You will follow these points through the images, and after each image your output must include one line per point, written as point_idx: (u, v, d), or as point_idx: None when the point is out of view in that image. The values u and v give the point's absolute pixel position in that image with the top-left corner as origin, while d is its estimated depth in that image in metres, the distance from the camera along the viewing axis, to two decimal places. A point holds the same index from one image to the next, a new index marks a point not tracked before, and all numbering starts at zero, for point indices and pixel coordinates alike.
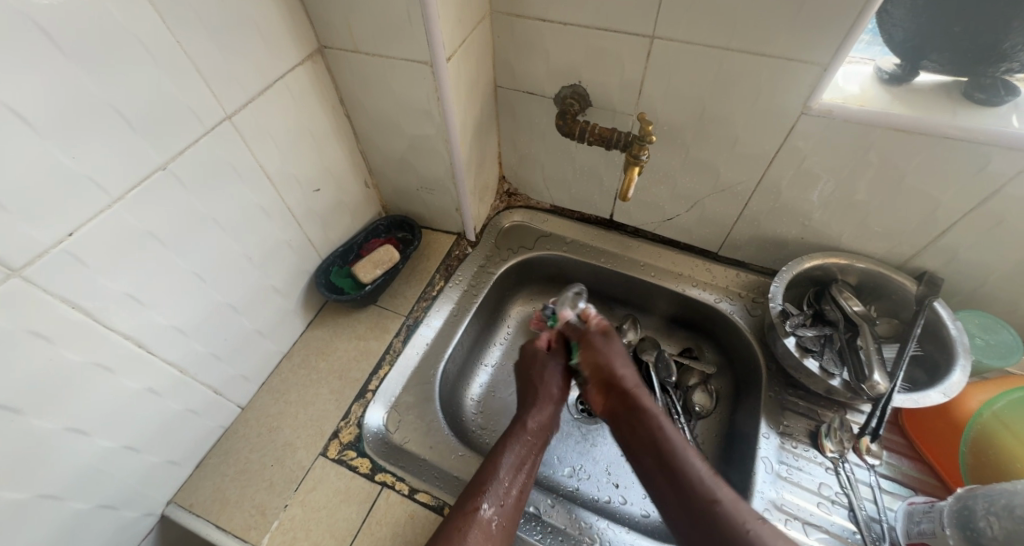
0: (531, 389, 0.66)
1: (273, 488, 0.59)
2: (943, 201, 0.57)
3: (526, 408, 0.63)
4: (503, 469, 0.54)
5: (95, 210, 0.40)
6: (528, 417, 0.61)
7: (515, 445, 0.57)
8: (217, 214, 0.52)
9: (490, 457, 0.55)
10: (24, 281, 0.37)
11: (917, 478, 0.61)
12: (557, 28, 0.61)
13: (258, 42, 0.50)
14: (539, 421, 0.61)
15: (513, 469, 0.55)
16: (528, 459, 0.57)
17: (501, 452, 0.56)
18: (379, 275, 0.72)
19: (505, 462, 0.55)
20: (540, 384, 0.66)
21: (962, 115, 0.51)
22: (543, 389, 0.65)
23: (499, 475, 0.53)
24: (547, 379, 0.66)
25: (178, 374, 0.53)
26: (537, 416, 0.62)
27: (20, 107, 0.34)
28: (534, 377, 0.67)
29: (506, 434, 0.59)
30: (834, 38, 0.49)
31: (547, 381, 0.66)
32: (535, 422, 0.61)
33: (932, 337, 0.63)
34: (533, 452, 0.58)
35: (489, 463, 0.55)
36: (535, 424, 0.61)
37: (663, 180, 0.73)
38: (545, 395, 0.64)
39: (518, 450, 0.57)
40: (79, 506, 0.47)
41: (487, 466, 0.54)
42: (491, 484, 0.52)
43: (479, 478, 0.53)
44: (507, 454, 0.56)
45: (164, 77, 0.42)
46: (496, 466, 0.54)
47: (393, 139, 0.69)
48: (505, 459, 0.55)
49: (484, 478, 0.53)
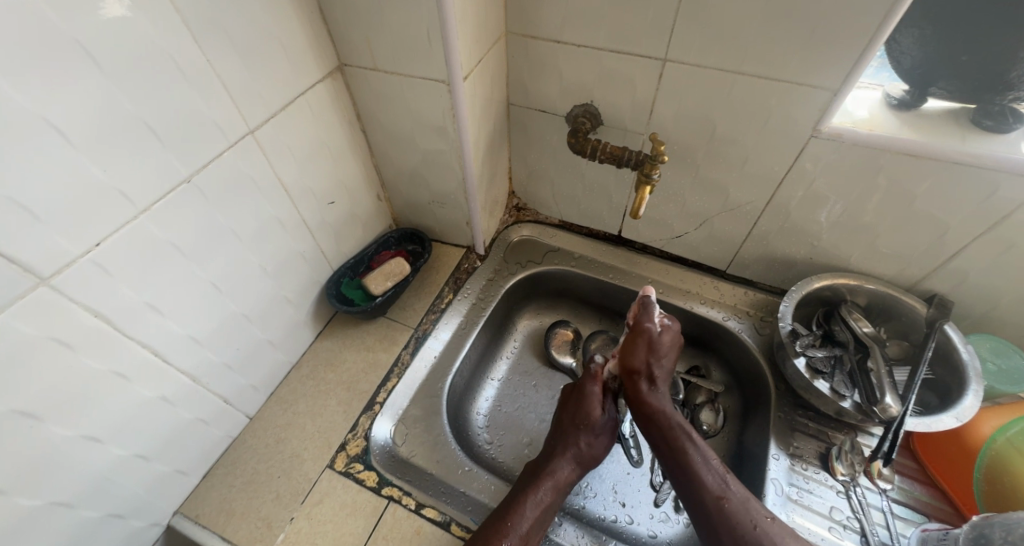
0: (574, 435, 0.63)
1: (279, 500, 0.58)
2: (952, 225, 0.57)
3: (563, 457, 0.62)
4: (529, 522, 0.54)
5: (121, 220, 0.41)
6: (563, 469, 0.60)
7: (540, 489, 0.57)
8: (236, 226, 0.53)
9: (515, 503, 0.55)
10: (51, 289, 0.38)
11: (930, 504, 0.60)
12: (570, 49, 0.63)
13: (282, 60, 0.52)
14: (569, 475, 0.61)
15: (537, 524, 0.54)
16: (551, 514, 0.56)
17: (531, 504, 0.55)
18: (390, 287, 0.73)
19: (529, 506, 0.55)
20: (584, 434, 0.63)
21: (970, 141, 0.52)
22: (585, 443, 0.63)
23: (521, 519, 0.54)
24: (592, 433, 0.64)
25: (191, 383, 0.53)
26: (570, 471, 0.61)
27: (58, 121, 0.35)
28: (579, 422, 0.64)
29: (541, 482, 0.58)
30: (844, 65, 0.50)
31: (592, 434, 0.63)
32: (568, 477, 0.60)
33: (943, 359, 0.63)
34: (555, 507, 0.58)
35: (513, 506, 0.54)
36: (566, 478, 0.60)
37: (673, 198, 0.74)
38: (582, 448, 0.63)
39: (545, 506, 0.56)
40: (90, 515, 0.47)
41: (509, 511, 0.54)
42: (513, 533, 0.52)
43: (500, 521, 0.53)
44: (532, 505, 0.55)
45: (195, 94, 0.44)
46: (521, 516, 0.54)
47: (407, 154, 0.70)
48: (528, 505, 0.55)
49: (506, 524, 0.53)
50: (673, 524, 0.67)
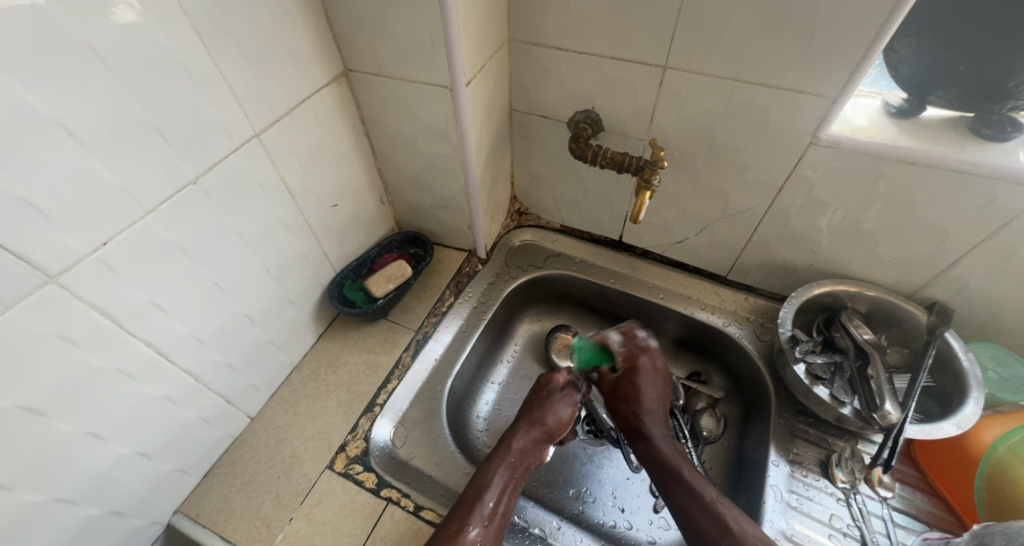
0: (527, 409, 0.63)
1: (278, 500, 0.59)
2: (952, 233, 0.57)
3: (516, 429, 0.61)
4: (491, 490, 0.53)
5: (128, 221, 0.42)
6: (514, 436, 0.59)
7: (499, 465, 0.56)
8: (241, 226, 0.54)
9: (476, 480, 0.55)
10: (59, 287, 0.38)
11: (931, 513, 0.59)
12: (572, 56, 0.63)
13: (288, 66, 0.53)
14: (525, 443, 0.59)
15: (499, 492, 0.54)
16: (512, 482, 0.55)
17: (487, 475, 0.55)
18: (391, 290, 0.73)
19: (492, 482, 0.54)
20: (536, 406, 0.63)
21: (969, 150, 0.52)
22: (538, 412, 0.62)
23: (484, 497, 0.52)
24: (546, 404, 0.63)
25: (194, 382, 0.54)
26: (523, 438, 0.59)
27: (69, 122, 0.36)
28: (535, 401, 0.64)
29: (495, 452, 0.58)
30: (841, 74, 0.51)
31: (545, 406, 0.63)
32: (522, 442, 0.59)
33: (943, 367, 0.63)
34: (516, 475, 0.56)
35: (475, 482, 0.54)
36: (521, 446, 0.59)
37: (674, 204, 0.74)
38: (537, 417, 0.61)
39: (501, 472, 0.55)
40: (91, 512, 0.47)
41: (473, 489, 0.54)
42: (475, 507, 0.52)
43: (466, 501, 0.52)
44: (492, 485, 0.54)
45: (203, 97, 0.45)
46: (482, 488, 0.54)
47: (411, 158, 0.71)
48: (490, 483, 0.54)
49: (469, 500, 0.52)
50: (672, 530, 0.66)
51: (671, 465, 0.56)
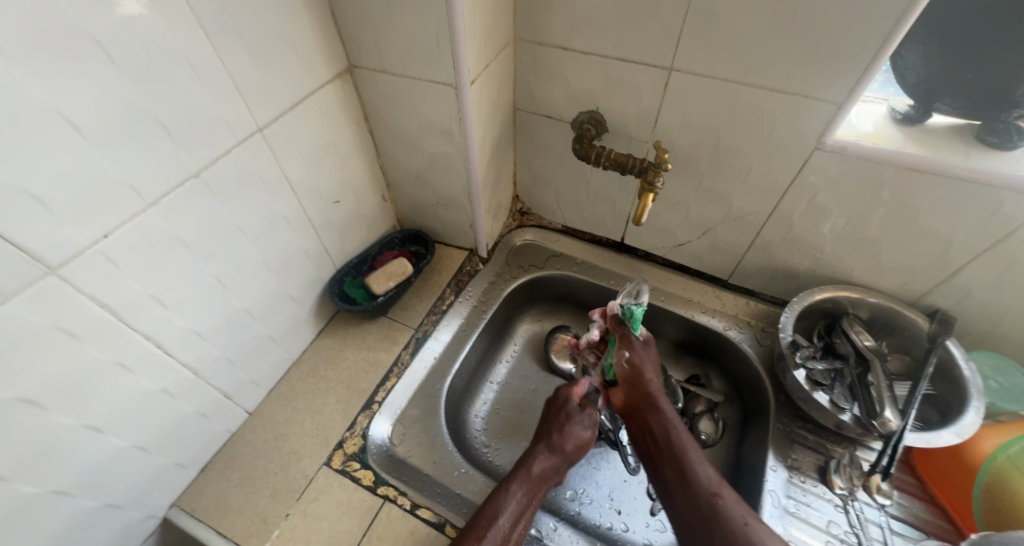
0: (545, 433, 0.62)
1: (275, 496, 0.59)
2: (957, 240, 0.57)
3: (535, 452, 0.60)
4: (506, 513, 0.52)
5: (130, 214, 0.42)
6: (530, 462, 0.58)
7: (517, 489, 0.55)
8: (242, 221, 0.53)
9: (492, 499, 0.54)
10: (59, 279, 0.38)
11: (929, 521, 0.59)
12: (577, 56, 0.63)
13: (293, 61, 0.53)
14: (544, 468, 0.58)
15: (514, 517, 0.53)
16: (529, 509, 0.54)
17: (504, 496, 0.54)
18: (392, 287, 0.73)
19: (507, 507, 0.53)
20: (555, 430, 0.62)
21: (974, 157, 0.52)
22: (557, 437, 0.61)
23: (498, 522, 0.51)
24: (564, 428, 0.62)
25: (193, 376, 0.54)
26: (542, 463, 0.58)
27: (71, 113, 0.36)
28: (553, 423, 0.63)
29: (512, 476, 0.57)
30: (847, 79, 0.50)
31: (563, 430, 0.62)
32: (540, 467, 0.58)
33: (945, 375, 0.62)
34: (534, 501, 0.55)
35: (494, 501, 0.53)
36: (539, 470, 0.58)
37: (677, 206, 0.74)
38: (555, 443, 0.61)
39: (520, 495, 0.54)
40: (89, 505, 0.47)
41: (488, 510, 0.52)
42: (489, 529, 0.50)
43: (482, 517, 0.52)
44: (508, 510, 0.53)
45: (205, 90, 0.44)
46: (496, 511, 0.52)
47: (413, 156, 0.71)
48: (507, 506, 0.53)
49: (482, 522, 0.51)
50: (668, 533, 0.66)
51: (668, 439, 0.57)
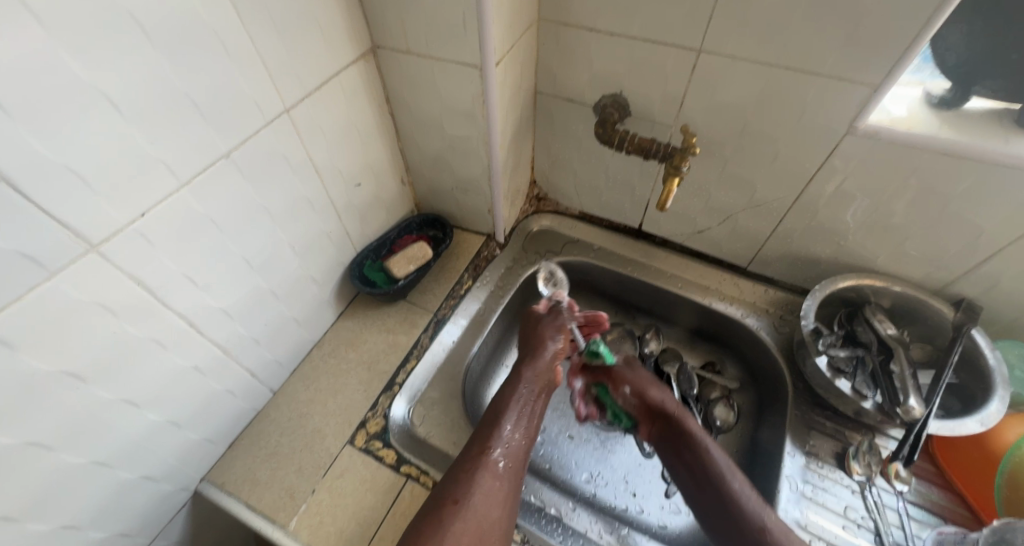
0: (528, 345, 0.66)
1: (302, 472, 0.60)
2: (988, 229, 0.56)
3: (524, 361, 0.64)
4: (509, 419, 0.56)
5: (165, 193, 0.42)
6: (521, 380, 0.60)
7: (517, 393, 0.59)
8: (269, 202, 0.54)
9: (496, 408, 0.57)
10: (99, 256, 0.39)
11: (947, 508, 0.60)
12: (603, 37, 0.62)
13: (318, 40, 0.52)
14: (536, 373, 0.62)
15: (516, 418, 0.56)
16: (529, 409, 0.58)
17: (505, 405, 0.58)
18: (412, 271, 0.74)
19: (510, 410, 0.57)
20: (536, 340, 0.66)
21: (1013, 142, 0.50)
22: (539, 346, 0.65)
23: (504, 425, 0.55)
24: (544, 335, 0.66)
25: (222, 353, 0.55)
26: (534, 370, 0.62)
27: (110, 91, 0.36)
28: (532, 335, 0.67)
29: (506, 394, 0.59)
30: (885, 60, 0.49)
31: (541, 338, 0.66)
32: (532, 373, 0.62)
33: (969, 365, 0.62)
34: (533, 403, 0.59)
35: (494, 416, 0.56)
36: (533, 376, 0.61)
37: (698, 192, 0.74)
38: (539, 350, 0.64)
39: (522, 400, 0.58)
40: (127, 476, 0.49)
41: (491, 418, 0.56)
42: (497, 433, 0.54)
43: (484, 432, 0.55)
44: (513, 414, 0.57)
45: (235, 70, 0.44)
46: (499, 417, 0.56)
47: (434, 139, 0.71)
48: (511, 410, 0.57)
49: (489, 429, 0.55)
50: (683, 515, 0.67)
51: (697, 460, 0.57)
